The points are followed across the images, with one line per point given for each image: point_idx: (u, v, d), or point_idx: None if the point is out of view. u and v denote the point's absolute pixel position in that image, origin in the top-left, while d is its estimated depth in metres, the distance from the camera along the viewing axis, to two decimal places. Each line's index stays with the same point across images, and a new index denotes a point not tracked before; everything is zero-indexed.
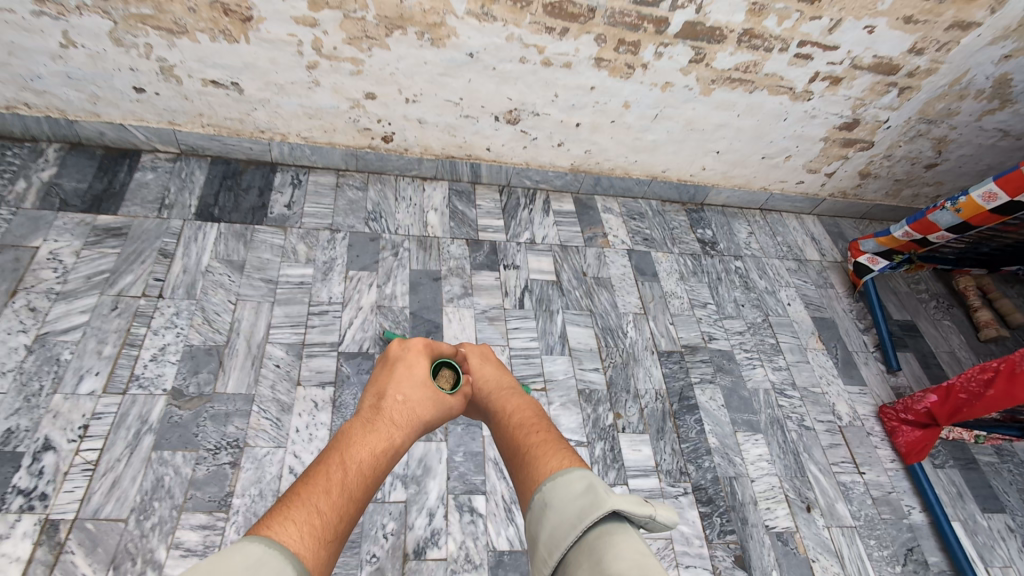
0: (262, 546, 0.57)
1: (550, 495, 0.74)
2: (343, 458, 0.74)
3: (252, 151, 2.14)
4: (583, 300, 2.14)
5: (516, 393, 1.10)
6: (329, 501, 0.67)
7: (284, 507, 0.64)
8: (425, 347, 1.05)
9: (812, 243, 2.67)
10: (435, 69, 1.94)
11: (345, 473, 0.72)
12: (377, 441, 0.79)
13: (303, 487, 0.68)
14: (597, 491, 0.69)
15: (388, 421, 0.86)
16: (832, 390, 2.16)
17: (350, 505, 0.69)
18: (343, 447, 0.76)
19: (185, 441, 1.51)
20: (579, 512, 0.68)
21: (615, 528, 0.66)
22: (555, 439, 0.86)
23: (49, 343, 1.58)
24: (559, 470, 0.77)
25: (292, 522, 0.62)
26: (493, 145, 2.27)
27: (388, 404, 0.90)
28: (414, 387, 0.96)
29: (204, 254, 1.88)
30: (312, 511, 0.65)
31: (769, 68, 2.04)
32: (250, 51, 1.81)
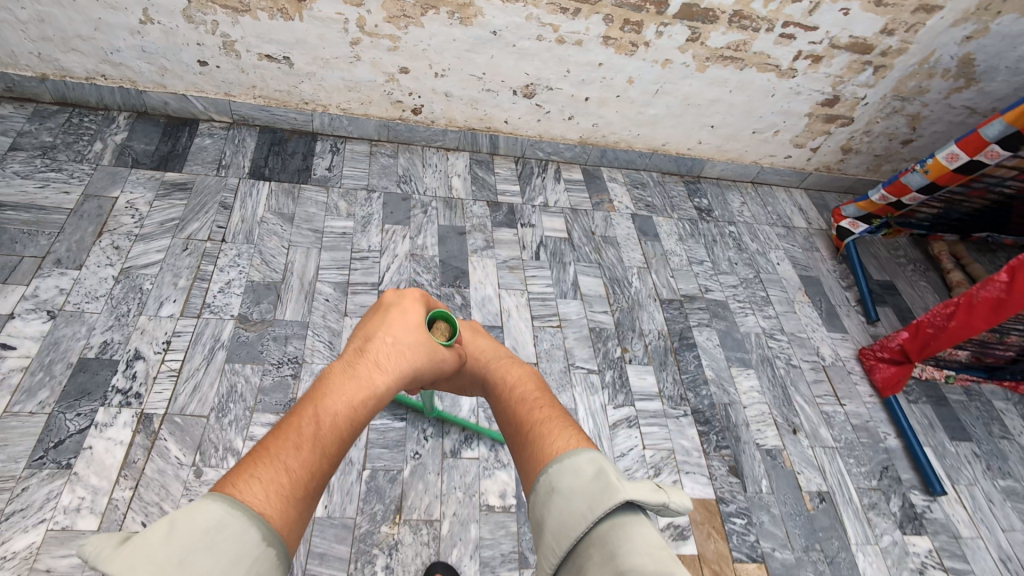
0: (223, 506, 0.56)
1: (555, 481, 0.72)
2: (315, 410, 0.66)
3: (297, 121, 2.40)
4: (593, 255, 2.39)
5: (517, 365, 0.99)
6: (299, 459, 0.63)
7: (252, 462, 0.61)
8: (422, 294, 0.95)
9: (799, 213, 2.91)
10: (462, 45, 2.22)
11: (319, 426, 0.65)
12: (355, 391, 0.70)
13: (274, 439, 0.64)
14: (608, 479, 0.68)
15: (371, 366, 0.75)
16: (817, 335, 2.39)
17: (324, 462, 0.64)
18: (317, 394, 0.69)
19: (252, 356, 1.73)
20: (588, 500, 0.67)
21: (626, 519, 0.66)
22: (561, 417, 0.81)
23: (133, 275, 1.82)
24: (564, 454, 0.73)
25: (258, 482, 0.60)
26: (510, 118, 2.53)
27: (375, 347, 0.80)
28: (407, 330, 0.87)
29: (258, 207, 2.13)
30: (279, 468, 0.61)
31: (757, 47, 2.31)
32: (303, 28, 2.10)
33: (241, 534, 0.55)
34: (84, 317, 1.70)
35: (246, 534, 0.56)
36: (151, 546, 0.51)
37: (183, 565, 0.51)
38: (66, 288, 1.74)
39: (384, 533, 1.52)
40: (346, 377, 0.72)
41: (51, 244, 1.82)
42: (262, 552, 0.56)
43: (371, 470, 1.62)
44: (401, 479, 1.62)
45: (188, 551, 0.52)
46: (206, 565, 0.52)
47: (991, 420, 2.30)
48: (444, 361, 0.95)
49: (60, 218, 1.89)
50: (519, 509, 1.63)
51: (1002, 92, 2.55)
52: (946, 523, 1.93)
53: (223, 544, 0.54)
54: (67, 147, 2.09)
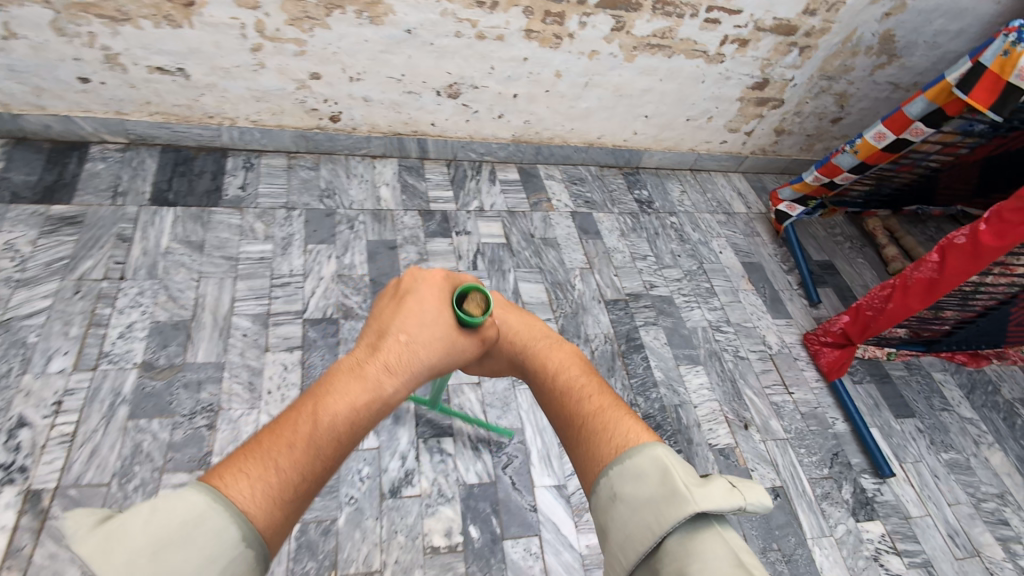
0: (205, 499, 0.59)
1: (621, 489, 0.75)
2: (316, 410, 0.68)
3: (202, 137, 2.21)
4: (533, 259, 2.30)
5: (555, 346, 0.98)
6: (291, 458, 0.64)
7: (242, 455, 0.63)
8: (441, 280, 0.96)
9: (739, 198, 2.91)
10: (376, 46, 2.07)
11: (315, 426, 0.67)
12: (358, 393, 0.72)
13: (267, 436, 0.65)
14: (677, 489, 0.71)
15: (380, 369, 0.78)
16: (762, 324, 2.39)
17: (316, 461, 0.66)
18: (320, 393, 0.71)
19: (160, 409, 1.56)
20: (656, 511, 0.71)
21: (701, 529, 0.69)
22: (614, 406, 0.83)
23: (15, 328, 1.62)
24: (627, 455, 0.76)
25: (245, 477, 0.62)
26: (437, 120, 2.40)
27: (387, 346, 0.82)
28: (421, 327, 0.88)
29: (162, 236, 1.94)
30: (268, 466, 0.63)
31: (683, 33, 2.25)
32: (195, 35, 1.90)
33: (217, 529, 0.58)
34: None
35: (226, 532, 0.58)
36: (129, 529, 0.56)
37: (158, 555, 0.56)
38: None
39: None
40: (352, 376, 0.75)
41: None
42: (240, 552, 0.59)
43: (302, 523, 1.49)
44: (336, 529, 1.50)
45: (161, 544, 0.56)
46: (179, 558, 0.56)
47: (931, 393, 2.37)
48: (463, 352, 0.97)
49: None
50: (467, 546, 1.54)
51: (922, 66, 2.59)
52: (895, 504, 1.96)
53: (198, 537, 0.57)
54: None
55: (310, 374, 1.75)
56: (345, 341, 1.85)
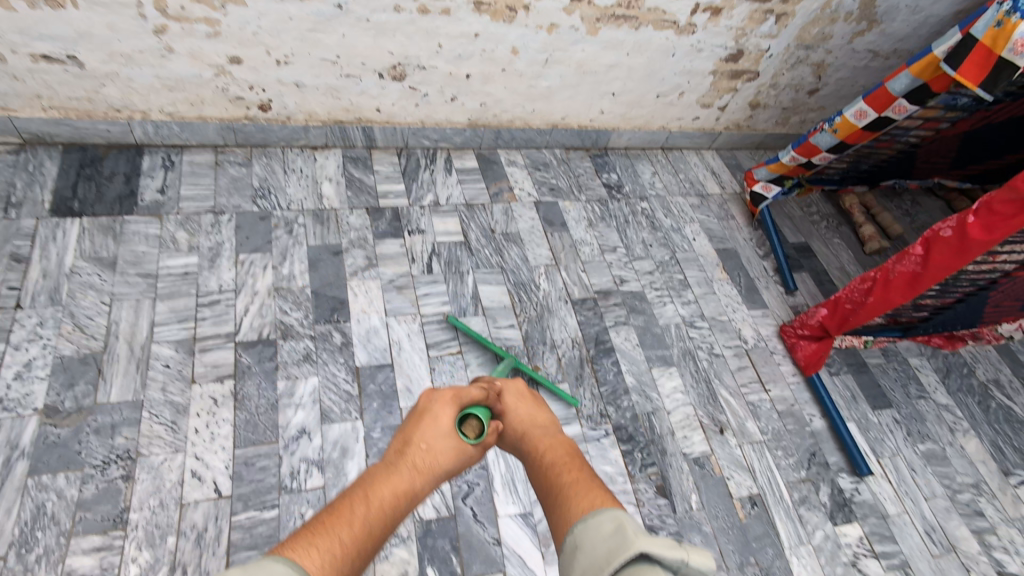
0: (284, 567, 0.58)
1: (580, 538, 0.71)
2: (367, 497, 0.73)
3: (111, 134, 1.94)
4: (494, 258, 2.13)
5: (548, 429, 0.99)
6: (352, 537, 0.67)
7: (308, 532, 0.65)
8: (455, 395, 0.96)
9: (712, 178, 2.75)
10: (303, 24, 1.80)
11: (368, 509, 0.72)
12: (399, 483, 0.78)
13: (327, 516, 0.68)
14: (625, 531, 0.66)
15: (413, 467, 0.82)
16: (738, 316, 2.27)
17: (369, 543, 0.69)
18: (366, 485, 0.76)
19: (67, 461, 1.37)
20: (604, 553, 0.66)
21: (646, 572, 0.63)
22: (590, 480, 0.83)
23: None
24: (590, 510, 0.74)
25: (315, 549, 0.63)
26: (383, 105, 2.16)
27: (414, 448, 0.86)
28: (438, 437, 0.89)
29: (66, 254, 1.69)
30: (335, 540, 0.65)
31: (650, 2, 2.03)
32: (82, 17, 1.62)
33: None
34: None
35: None
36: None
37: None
38: None
39: None
40: (387, 473, 0.79)
41: None
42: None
43: None
44: None
45: None
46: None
47: (908, 380, 2.31)
48: (473, 458, 0.97)
49: None
50: None
51: (902, 32, 2.41)
52: (873, 503, 1.91)
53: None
54: None
55: (244, 407, 1.56)
56: (284, 365, 1.67)
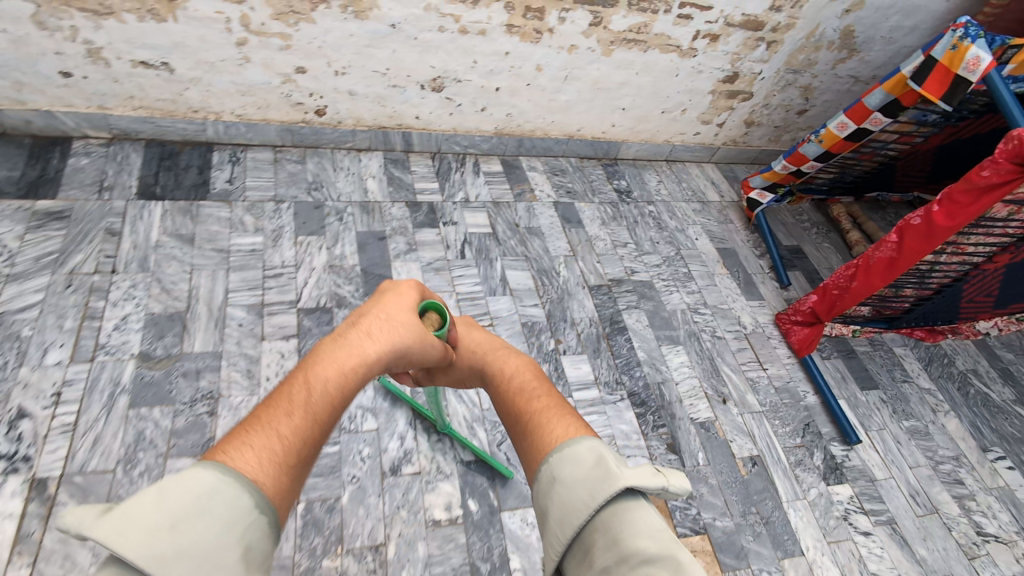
0: (214, 473, 0.61)
1: (558, 470, 0.79)
2: (307, 381, 0.73)
3: (187, 132, 2.19)
4: (519, 248, 2.38)
5: (512, 352, 1.10)
6: (291, 427, 0.69)
7: (243, 429, 0.67)
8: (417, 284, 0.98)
9: (712, 187, 3.03)
10: (360, 41, 2.08)
11: (309, 392, 0.73)
12: (344, 360, 0.77)
13: (266, 410, 0.70)
14: (609, 469, 0.75)
15: (361, 336, 0.82)
16: (737, 306, 2.51)
17: (314, 427, 0.71)
18: (308, 366, 0.76)
19: (161, 398, 1.60)
20: (588, 487, 0.74)
21: (631, 504, 0.73)
22: (559, 405, 0.91)
23: (7, 322, 1.63)
24: (565, 442, 0.82)
25: (251, 448, 0.65)
26: (422, 113, 2.42)
27: (368, 321, 0.86)
28: (400, 309, 0.91)
29: (152, 230, 1.94)
30: (272, 434, 0.68)
31: (657, 29, 2.31)
32: (180, 30, 1.90)
33: (235, 498, 0.60)
34: None
35: (238, 499, 0.61)
36: (138, 512, 0.56)
37: (175, 531, 0.56)
38: None
39: (326, 567, 1.45)
40: (336, 346, 0.80)
41: None
42: (254, 519, 0.61)
43: (306, 503, 1.53)
44: (340, 506, 1.55)
45: (179, 517, 0.56)
46: (197, 530, 0.57)
47: (893, 366, 2.54)
48: (434, 348, 0.99)
49: None
50: (467, 519, 1.61)
51: (880, 60, 2.72)
52: (862, 468, 2.11)
53: (213, 510, 0.59)
54: None
55: None
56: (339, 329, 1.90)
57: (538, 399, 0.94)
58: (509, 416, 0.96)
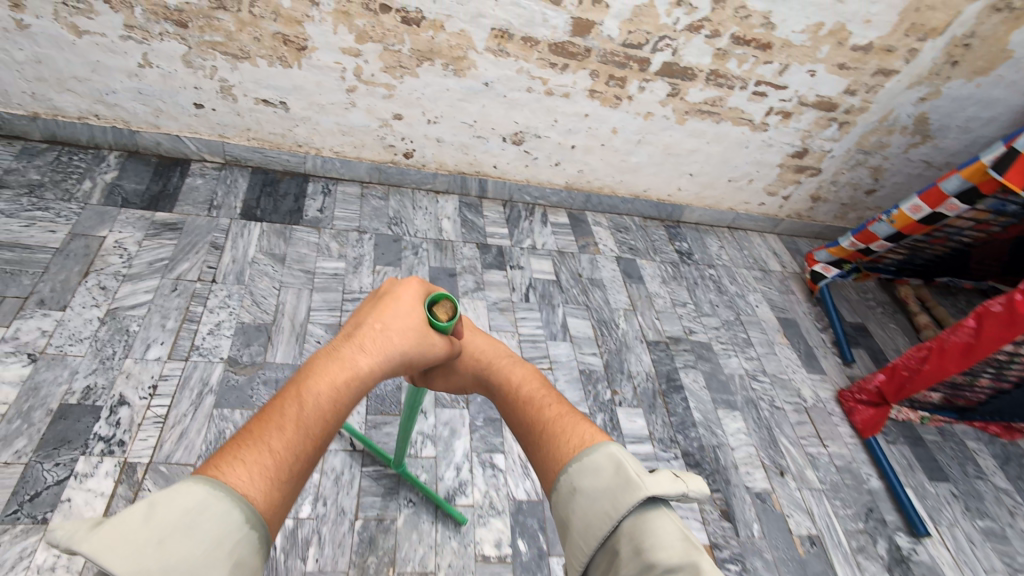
0: (205, 488, 0.65)
1: (578, 481, 0.83)
2: (299, 396, 0.77)
3: (290, 163, 2.39)
4: (580, 297, 2.44)
5: (516, 362, 1.13)
6: (283, 440, 0.73)
7: (235, 445, 0.71)
8: (418, 285, 1.06)
9: (774, 257, 3.03)
10: (455, 95, 2.26)
11: (301, 408, 0.76)
12: (335, 375, 0.82)
13: (259, 424, 0.73)
14: (630, 478, 0.78)
15: (354, 351, 0.88)
16: (797, 377, 2.47)
17: (305, 442, 0.74)
18: (300, 381, 0.80)
19: (242, 401, 1.73)
20: (609, 497, 0.79)
21: (653, 512, 0.77)
22: (571, 414, 0.93)
23: (120, 316, 1.80)
24: (582, 452, 0.85)
25: (242, 463, 0.69)
26: (499, 163, 2.56)
27: (361, 334, 0.92)
28: (397, 319, 0.99)
29: (250, 247, 2.11)
30: (263, 449, 0.71)
31: (732, 103, 2.40)
32: (301, 75, 2.12)
33: (225, 513, 0.64)
34: (66, 360, 1.66)
35: (229, 513, 0.65)
36: (128, 526, 0.60)
37: (163, 544, 0.60)
38: (48, 330, 1.70)
39: None
40: (329, 363, 0.84)
41: (35, 284, 1.78)
42: (244, 533, 0.65)
43: (364, 520, 1.58)
44: (395, 528, 1.59)
45: (168, 531, 0.61)
46: (186, 546, 0.61)
47: (965, 460, 2.39)
48: (434, 348, 1.05)
49: (44, 257, 1.85)
50: (516, 559, 1.60)
51: (953, 147, 2.74)
52: (931, 565, 1.98)
53: (202, 526, 0.62)
54: (55, 185, 2.04)
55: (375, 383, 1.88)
56: None
57: (549, 408, 0.96)
58: (522, 426, 0.98)
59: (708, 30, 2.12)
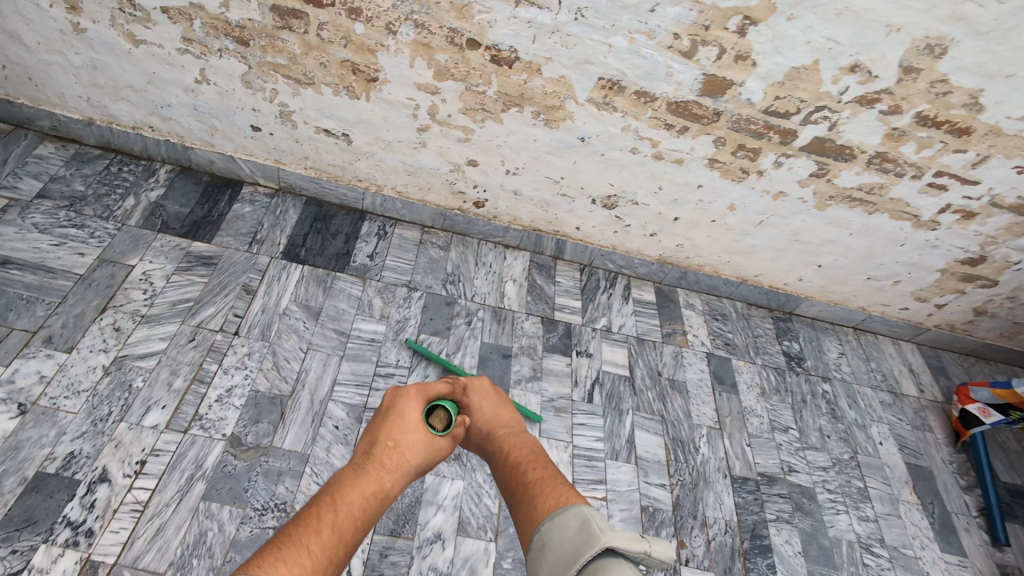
0: None
1: (545, 536, 0.71)
2: (335, 502, 0.67)
3: (347, 198, 2.12)
4: (655, 404, 1.97)
5: (518, 429, 0.94)
6: (321, 543, 0.62)
7: (273, 548, 0.59)
8: (421, 391, 0.88)
9: (910, 375, 2.40)
10: (543, 147, 1.88)
11: (337, 513, 0.66)
12: (372, 479, 0.72)
13: (295, 529, 0.62)
14: (593, 529, 0.67)
15: (387, 449, 0.79)
16: (926, 556, 1.88)
17: (340, 550, 0.64)
18: (333, 487, 0.70)
19: (234, 496, 1.44)
20: (573, 550, 0.66)
21: (613, 565, 0.64)
22: (555, 477, 0.80)
23: (126, 367, 1.57)
24: (555, 509, 0.73)
25: (282, 567, 0.57)
26: (584, 226, 2.16)
27: (388, 428, 0.83)
28: (409, 429, 0.82)
29: (284, 295, 1.86)
30: (301, 551, 0.60)
31: (895, 192, 1.87)
32: (369, 108, 1.83)
33: None
34: (57, 417, 1.45)
35: None
36: None
37: None
38: (47, 375, 1.50)
39: None
40: (359, 470, 0.74)
41: (47, 317, 1.61)
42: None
43: None
44: None
45: None
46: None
47: None
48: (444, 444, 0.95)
49: (65, 284, 1.68)
50: None
51: None
52: None
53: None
54: (97, 201, 1.89)
55: None
56: None
57: (532, 471, 0.82)
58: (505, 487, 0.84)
59: (885, 104, 1.62)
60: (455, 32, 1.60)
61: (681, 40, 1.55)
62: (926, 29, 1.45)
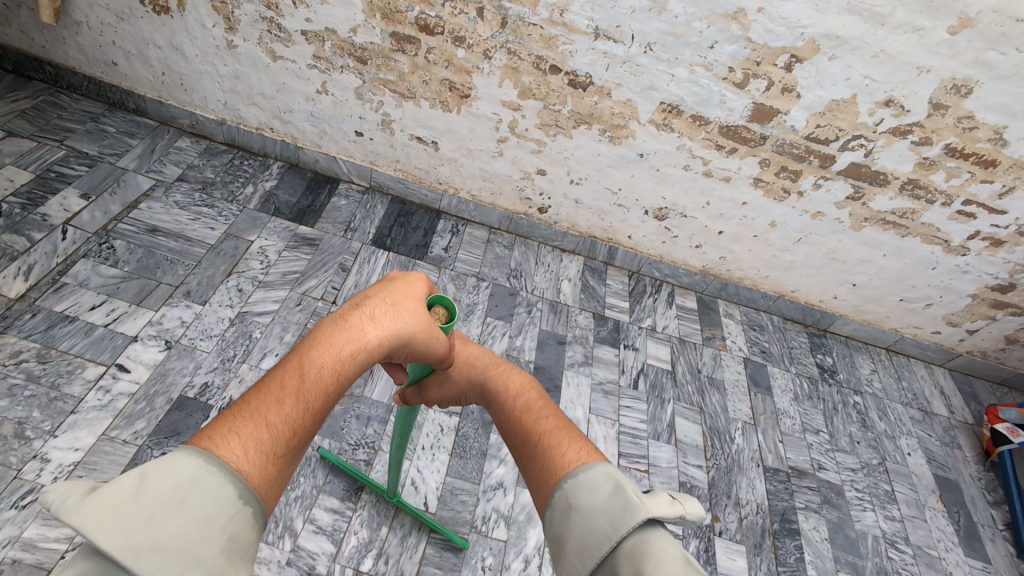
0: (198, 460, 0.46)
1: (572, 497, 0.63)
2: (304, 361, 0.54)
3: (427, 198, 2.42)
4: (695, 397, 2.16)
5: (513, 367, 0.91)
6: (284, 414, 0.50)
7: (229, 416, 0.49)
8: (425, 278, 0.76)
9: (940, 397, 2.51)
10: (605, 161, 2.15)
11: (306, 377, 0.53)
12: (346, 344, 0.56)
13: (254, 394, 0.51)
14: (629, 496, 0.60)
15: (365, 318, 0.61)
16: (950, 558, 1.98)
17: (311, 417, 0.53)
18: (305, 344, 0.56)
19: (333, 432, 1.70)
20: (608, 520, 0.59)
21: (653, 535, 0.58)
22: (569, 426, 0.72)
23: (247, 320, 1.88)
24: (581, 467, 0.65)
25: (235, 436, 0.48)
26: (635, 234, 2.40)
27: (373, 300, 0.65)
28: (409, 296, 0.70)
29: (373, 275, 2.15)
30: (261, 423, 0.49)
31: (926, 218, 2.06)
32: (458, 120, 2.14)
33: (217, 492, 0.45)
34: (194, 354, 1.75)
35: (224, 491, 0.46)
36: (118, 499, 0.43)
37: (152, 522, 0.43)
38: (187, 321, 1.82)
39: None
40: (337, 326, 0.58)
41: (186, 275, 1.93)
42: (239, 511, 0.46)
43: None
44: None
45: (157, 509, 0.43)
46: (178, 528, 0.43)
47: None
48: (445, 347, 0.78)
49: (199, 251, 2.01)
50: None
51: None
52: None
53: (196, 505, 0.44)
54: (224, 186, 2.24)
55: (462, 444, 1.78)
56: None
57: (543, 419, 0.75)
58: (511, 433, 0.77)
59: (916, 135, 1.83)
60: (541, 59, 1.90)
61: (735, 73, 1.80)
62: (954, 72, 1.67)
